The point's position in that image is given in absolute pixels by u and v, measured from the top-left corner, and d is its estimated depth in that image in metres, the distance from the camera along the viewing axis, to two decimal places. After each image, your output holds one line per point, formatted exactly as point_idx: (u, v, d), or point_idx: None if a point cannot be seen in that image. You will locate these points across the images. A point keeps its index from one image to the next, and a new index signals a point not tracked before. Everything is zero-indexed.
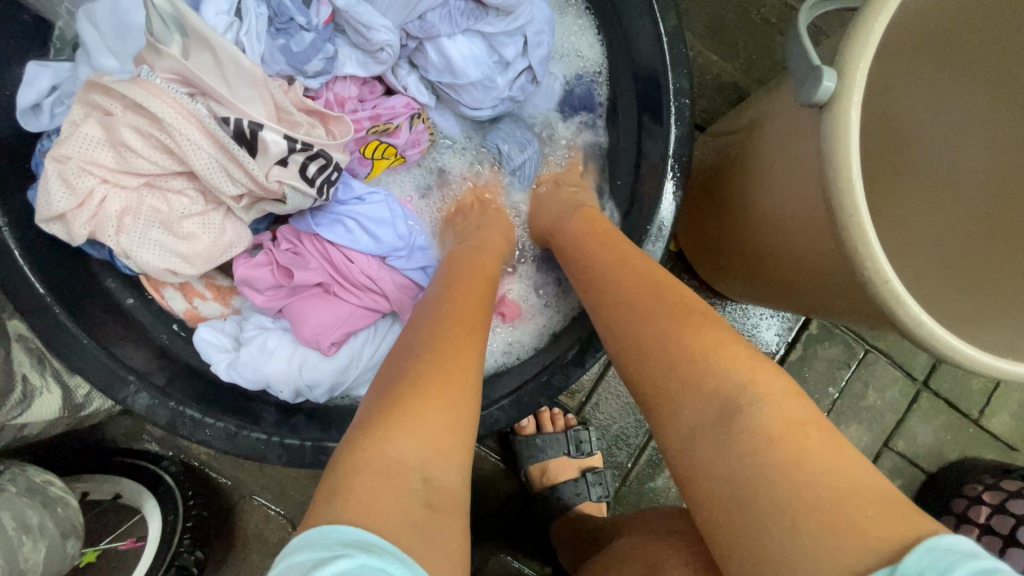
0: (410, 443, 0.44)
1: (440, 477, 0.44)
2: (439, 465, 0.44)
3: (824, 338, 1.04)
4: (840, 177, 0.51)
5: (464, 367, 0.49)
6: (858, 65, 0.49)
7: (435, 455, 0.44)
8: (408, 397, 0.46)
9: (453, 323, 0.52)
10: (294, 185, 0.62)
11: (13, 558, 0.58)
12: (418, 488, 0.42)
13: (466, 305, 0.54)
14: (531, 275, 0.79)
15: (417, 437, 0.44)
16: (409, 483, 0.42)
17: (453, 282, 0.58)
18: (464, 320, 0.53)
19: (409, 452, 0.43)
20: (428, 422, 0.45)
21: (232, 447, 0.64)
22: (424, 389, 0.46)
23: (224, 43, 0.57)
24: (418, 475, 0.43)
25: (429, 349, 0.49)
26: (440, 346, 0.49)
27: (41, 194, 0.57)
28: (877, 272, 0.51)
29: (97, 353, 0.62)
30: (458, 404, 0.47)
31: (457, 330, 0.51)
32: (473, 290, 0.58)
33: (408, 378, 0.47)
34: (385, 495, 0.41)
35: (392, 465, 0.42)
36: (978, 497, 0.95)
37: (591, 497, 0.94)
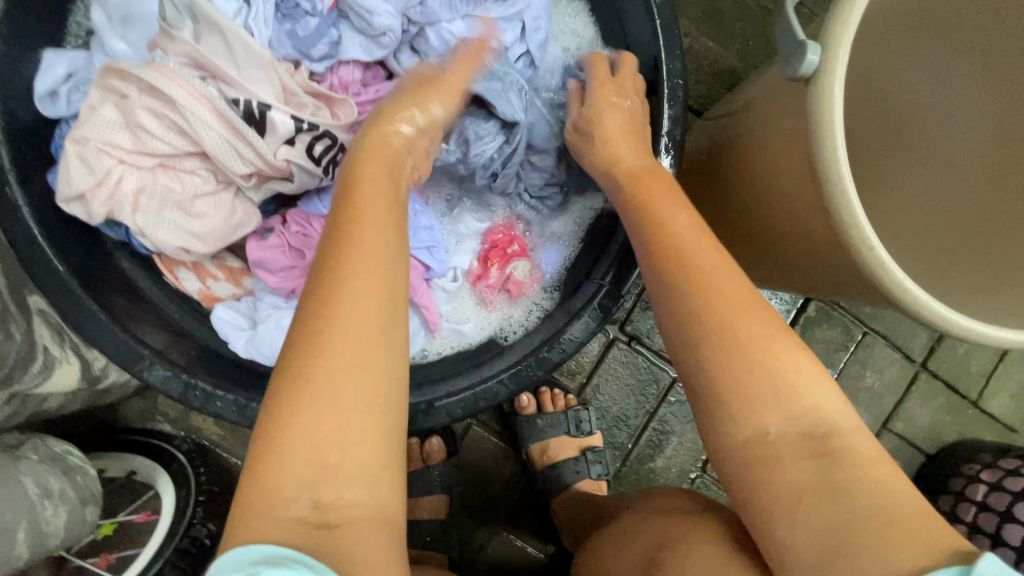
0: (290, 473, 0.44)
1: (333, 497, 0.44)
2: (327, 488, 0.44)
3: (822, 320, 1.06)
4: (826, 150, 0.53)
5: (342, 381, 0.46)
6: (842, 39, 0.51)
7: (323, 479, 0.44)
8: (281, 426, 0.45)
9: (327, 328, 0.47)
10: (302, 164, 0.65)
11: (37, 520, 0.60)
12: (309, 512, 0.44)
13: (336, 300, 0.48)
14: (543, 253, 0.79)
15: (291, 467, 0.44)
16: (296, 509, 0.43)
17: (327, 256, 0.50)
18: (337, 319, 0.47)
19: (290, 483, 0.44)
20: (307, 448, 0.44)
21: (243, 419, 0.67)
22: (296, 417, 0.45)
23: (234, 26, 0.60)
24: (303, 499, 0.44)
25: (295, 368, 0.46)
26: (310, 364, 0.46)
27: (61, 174, 0.60)
28: (863, 241, 0.53)
29: (113, 328, 0.65)
30: (344, 419, 0.45)
31: (329, 338, 0.46)
32: (355, 265, 0.49)
33: (278, 405, 0.45)
34: (264, 524, 0.42)
35: (271, 497, 0.43)
36: (976, 476, 0.96)
37: (591, 475, 0.96)
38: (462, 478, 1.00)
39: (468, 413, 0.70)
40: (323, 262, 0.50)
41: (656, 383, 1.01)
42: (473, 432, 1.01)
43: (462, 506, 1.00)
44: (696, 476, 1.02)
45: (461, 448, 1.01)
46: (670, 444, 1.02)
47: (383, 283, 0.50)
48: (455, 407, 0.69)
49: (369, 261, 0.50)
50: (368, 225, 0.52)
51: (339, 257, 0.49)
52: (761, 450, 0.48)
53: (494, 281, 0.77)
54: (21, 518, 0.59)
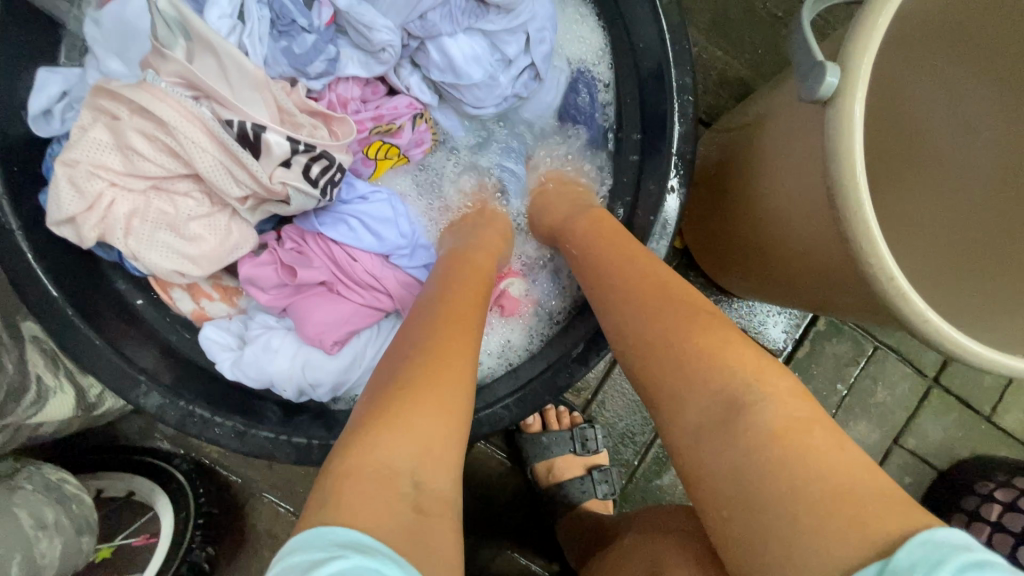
0: (401, 450, 0.43)
1: (430, 485, 0.43)
2: (429, 473, 0.44)
3: (832, 334, 1.03)
4: (844, 175, 0.51)
5: (454, 376, 0.48)
6: (862, 60, 0.49)
7: (428, 460, 0.44)
8: (401, 405, 0.45)
9: (450, 335, 0.52)
10: (298, 186, 0.63)
11: (32, 554, 0.59)
12: (410, 493, 0.42)
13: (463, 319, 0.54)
14: (533, 273, 0.78)
15: (404, 444, 0.43)
16: (401, 486, 0.42)
17: (453, 287, 0.59)
18: (456, 331, 0.52)
19: (401, 459, 0.43)
20: (418, 429, 0.44)
21: (240, 446, 0.65)
22: (415, 399, 0.46)
23: (226, 46, 0.58)
24: (407, 479, 0.42)
25: (421, 359, 0.49)
26: (433, 357, 0.49)
27: (52, 199, 0.58)
28: (882, 270, 0.51)
29: (108, 354, 0.63)
30: (450, 408, 0.47)
31: (450, 342, 0.51)
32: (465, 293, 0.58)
33: (399, 386, 0.47)
34: (375, 499, 0.40)
35: (383, 470, 0.42)
36: (990, 495, 0.93)
37: (598, 494, 0.94)
38: (465, 496, 0.98)
39: (470, 439, 0.68)
40: (448, 291, 0.58)
41: None
42: (477, 450, 0.99)
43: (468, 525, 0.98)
44: None
45: (466, 465, 0.99)
46: None
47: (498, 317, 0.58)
48: None
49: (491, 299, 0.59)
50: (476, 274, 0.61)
51: (465, 290, 0.58)
52: None
53: None
54: (14, 552, 0.57)
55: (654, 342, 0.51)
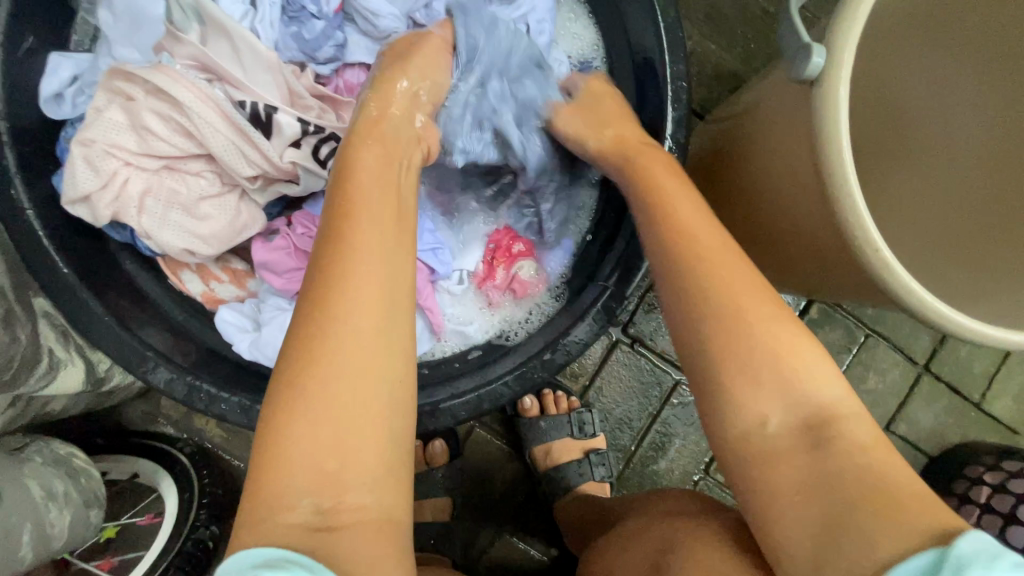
0: (291, 479, 0.44)
1: (335, 502, 0.44)
2: (327, 494, 0.44)
3: (824, 322, 1.06)
4: (829, 150, 0.53)
5: (327, 385, 0.46)
6: (845, 42, 0.52)
7: (325, 483, 0.44)
8: (278, 436, 0.45)
9: (322, 331, 0.47)
10: (307, 166, 0.65)
11: (41, 523, 0.61)
12: (310, 516, 0.44)
13: (337, 300, 0.48)
14: (549, 249, 0.79)
15: (289, 476, 0.44)
16: (298, 514, 0.44)
17: (326, 257, 0.50)
18: (326, 327, 0.47)
19: (291, 491, 0.44)
20: (304, 454, 0.44)
21: (247, 421, 0.67)
22: (289, 426, 0.45)
23: (240, 30, 0.61)
24: (305, 505, 0.44)
25: (294, 376, 0.46)
26: (305, 371, 0.46)
27: (67, 177, 0.60)
28: (868, 242, 0.53)
29: (119, 330, 0.65)
30: (334, 420, 0.45)
31: (331, 341, 0.47)
32: (346, 255, 0.50)
33: (275, 416, 0.46)
34: (269, 528, 0.43)
35: (275, 506, 0.44)
36: (979, 478, 0.96)
37: (595, 477, 0.96)
38: (464, 481, 1.00)
39: (473, 416, 0.70)
40: (322, 266, 0.50)
41: (659, 385, 1.01)
42: (477, 435, 1.01)
43: (467, 508, 1.00)
44: (699, 478, 1.02)
45: (465, 450, 1.00)
46: (673, 446, 1.02)
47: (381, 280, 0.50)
48: (459, 410, 0.69)
49: (374, 258, 0.50)
50: (363, 220, 0.52)
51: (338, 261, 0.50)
52: (768, 453, 0.48)
53: (499, 281, 0.77)
54: (25, 520, 0.59)
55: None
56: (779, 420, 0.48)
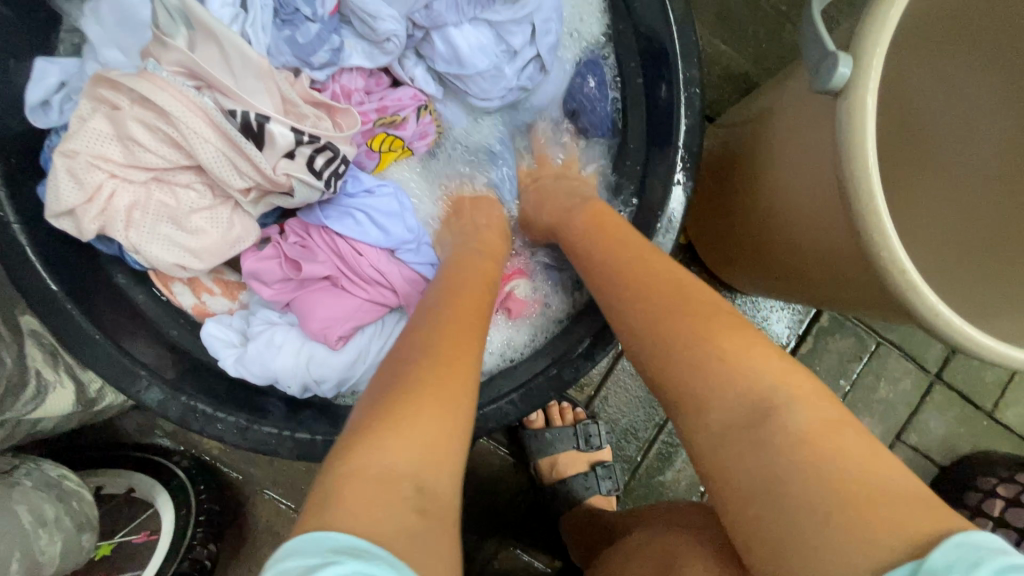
0: (405, 450, 0.43)
1: (433, 488, 0.43)
2: (432, 476, 0.43)
3: (835, 331, 1.03)
4: (856, 165, 0.50)
5: (454, 373, 0.48)
6: (874, 51, 0.48)
7: (430, 463, 0.43)
8: (403, 405, 0.45)
9: (453, 336, 0.52)
10: (301, 178, 0.62)
11: (31, 550, 0.58)
12: (412, 496, 0.41)
13: (474, 319, 0.55)
14: (542, 274, 0.79)
15: (405, 448, 0.43)
16: (402, 491, 0.41)
17: (446, 293, 0.58)
18: (462, 333, 0.52)
19: (404, 461, 0.42)
20: (423, 429, 0.44)
21: (243, 442, 0.64)
22: (417, 400, 0.45)
23: (229, 33, 0.57)
24: (410, 483, 0.42)
25: (430, 360, 0.49)
26: (442, 360, 0.49)
27: (50, 190, 0.57)
28: (894, 262, 0.50)
29: (110, 349, 0.62)
30: (451, 407, 0.46)
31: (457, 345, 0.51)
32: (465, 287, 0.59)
33: (405, 388, 0.46)
34: (376, 501, 0.40)
35: (383, 474, 0.41)
36: (993, 491, 0.94)
37: (600, 490, 0.94)
38: (467, 493, 0.98)
39: (478, 435, 0.67)
40: (452, 294, 0.58)
41: None
42: (479, 446, 0.99)
43: (471, 521, 0.98)
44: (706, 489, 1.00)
45: (469, 462, 0.98)
46: (680, 457, 0.99)
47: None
48: None
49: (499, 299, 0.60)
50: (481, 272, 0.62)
51: (475, 294, 0.58)
52: None
53: (493, 300, 0.76)
54: (13, 549, 0.57)
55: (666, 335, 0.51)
56: None
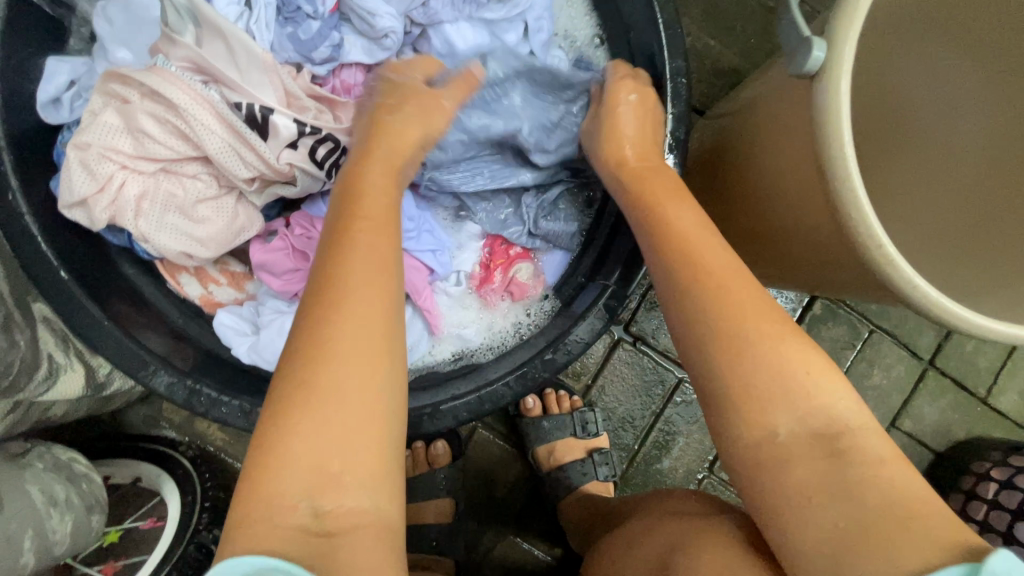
0: (290, 479, 0.43)
1: (333, 505, 0.43)
2: (327, 493, 0.43)
3: (828, 318, 1.05)
4: (833, 147, 0.52)
5: (330, 375, 0.45)
6: (848, 36, 0.51)
7: (322, 485, 0.43)
8: (276, 433, 0.44)
9: (329, 329, 0.47)
10: (304, 168, 0.65)
11: (44, 530, 0.61)
12: (308, 521, 0.42)
13: (340, 300, 0.48)
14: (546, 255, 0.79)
15: (287, 477, 0.43)
16: (297, 517, 0.42)
17: (325, 260, 0.50)
18: (336, 324, 0.47)
19: (290, 489, 0.43)
20: (294, 452, 0.43)
21: (248, 425, 0.66)
22: (290, 426, 0.44)
23: (236, 31, 0.60)
24: (303, 508, 0.43)
25: (303, 373, 0.45)
26: (308, 371, 0.45)
27: (64, 181, 0.60)
28: (871, 238, 0.52)
29: (119, 335, 0.64)
30: (340, 415, 0.45)
31: (329, 341, 0.46)
32: (349, 253, 0.50)
33: (277, 414, 0.45)
34: (267, 534, 0.41)
35: (272, 510, 0.42)
36: (987, 474, 0.95)
37: (598, 477, 0.95)
38: (466, 483, 1.00)
39: (475, 417, 0.69)
40: (312, 283, 0.49)
41: (662, 383, 1.00)
42: (478, 436, 1.00)
43: (469, 512, 0.99)
44: (703, 477, 1.01)
45: (466, 453, 1.00)
46: (676, 445, 1.01)
47: (387, 284, 0.50)
48: (461, 410, 0.68)
49: (367, 266, 0.50)
50: (365, 238, 0.52)
51: (338, 264, 0.49)
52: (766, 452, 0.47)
53: (496, 285, 0.77)
54: (28, 527, 0.59)
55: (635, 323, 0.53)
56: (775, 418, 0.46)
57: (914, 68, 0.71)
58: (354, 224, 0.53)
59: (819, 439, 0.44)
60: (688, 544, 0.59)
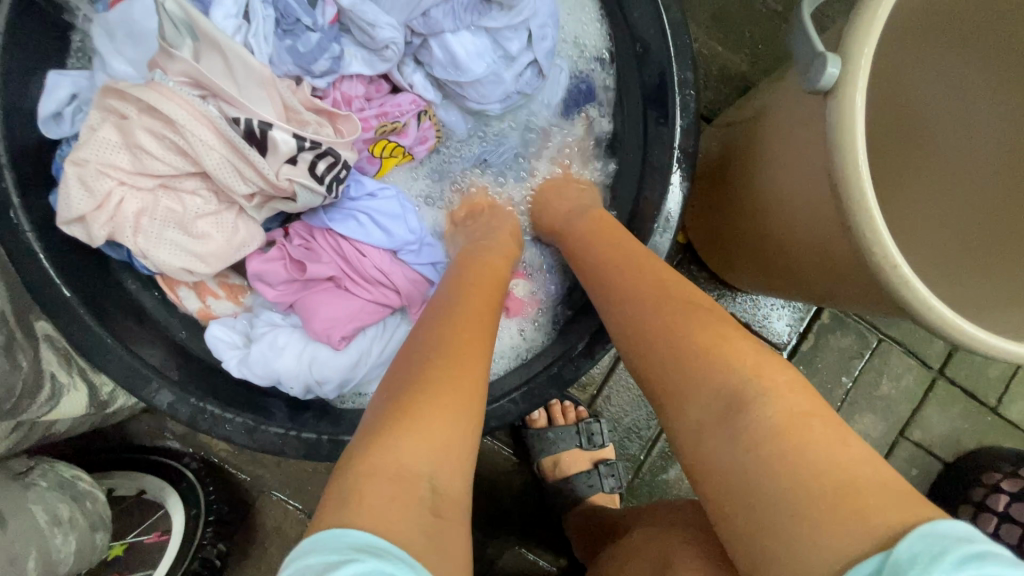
0: (424, 448, 0.45)
1: (445, 486, 0.45)
2: (446, 473, 0.45)
3: (837, 327, 1.03)
4: (847, 166, 0.51)
5: (468, 369, 0.50)
6: (864, 50, 0.49)
7: (444, 463, 0.45)
8: (416, 403, 0.46)
9: (468, 331, 0.53)
10: (304, 184, 0.63)
11: (47, 549, 0.60)
12: (426, 497, 0.43)
13: (476, 315, 0.55)
14: (538, 275, 0.80)
15: (422, 446, 0.45)
16: (419, 491, 0.43)
17: (464, 285, 0.59)
18: (476, 331, 0.53)
19: (421, 459, 0.44)
20: (433, 425, 0.45)
21: (251, 442, 0.65)
22: (432, 399, 0.46)
23: (234, 45, 0.59)
24: (426, 483, 0.44)
25: (445, 359, 0.49)
26: (453, 358, 0.50)
27: (60, 199, 0.59)
28: (886, 257, 0.50)
29: (122, 353, 0.64)
30: (468, 404, 0.48)
31: (470, 340, 0.52)
32: (483, 288, 0.59)
33: (422, 386, 0.47)
34: (397, 501, 0.41)
35: (402, 473, 0.43)
36: (997, 486, 0.94)
37: (604, 488, 0.94)
38: (471, 493, 0.99)
39: (479, 434, 0.68)
40: (451, 304, 0.56)
41: None
42: (482, 446, 0.99)
43: (473, 522, 0.98)
44: None
45: None
46: None
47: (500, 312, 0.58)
48: None
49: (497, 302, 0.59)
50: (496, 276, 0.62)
51: (477, 291, 0.58)
52: None
53: None
54: (31, 548, 0.58)
55: (647, 348, 0.53)
56: None
57: (929, 77, 0.69)
58: (490, 268, 0.63)
59: None
60: (684, 559, 0.58)
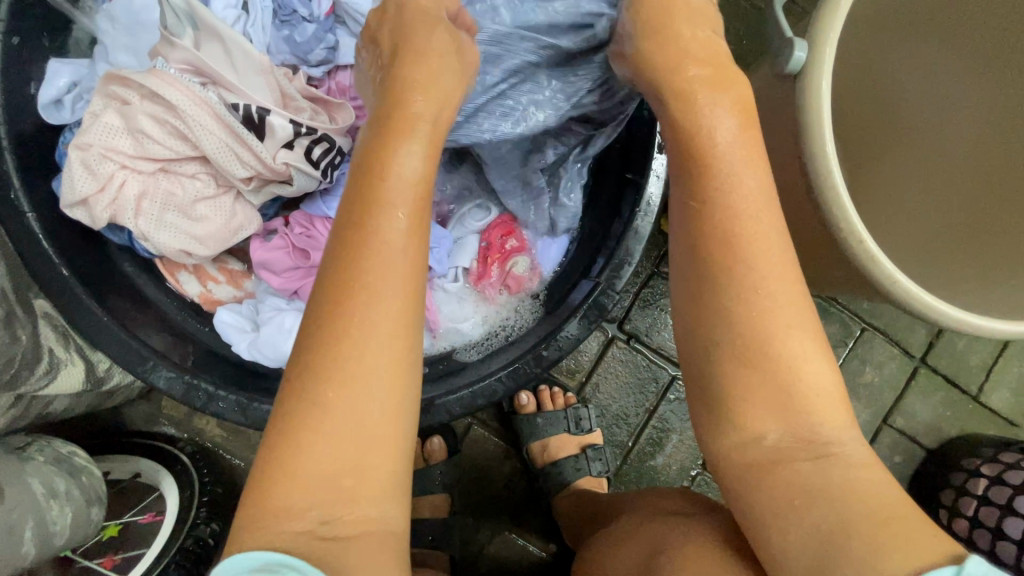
0: (305, 483, 0.43)
1: (345, 512, 0.44)
2: (340, 503, 0.44)
3: (821, 316, 1.06)
4: (816, 147, 0.53)
5: (350, 380, 0.44)
6: (828, 37, 0.52)
7: (336, 492, 0.44)
8: (292, 433, 0.44)
9: (346, 329, 0.44)
10: (301, 167, 0.66)
11: (44, 521, 0.62)
12: (322, 523, 0.43)
13: (355, 301, 0.44)
14: (544, 245, 0.80)
15: (302, 482, 0.43)
16: (311, 520, 0.43)
17: (340, 256, 0.46)
18: (361, 321, 0.44)
19: (302, 496, 0.43)
20: (320, 452, 0.43)
21: (245, 419, 0.67)
22: (306, 428, 0.44)
23: (234, 34, 0.62)
24: (316, 513, 0.43)
25: (322, 374, 0.44)
26: (327, 370, 0.44)
27: (65, 181, 0.61)
28: (853, 233, 0.53)
29: (119, 332, 0.66)
30: (354, 425, 0.44)
31: (347, 346, 0.44)
32: (364, 249, 0.45)
33: (293, 415, 0.44)
34: (281, 536, 0.42)
35: (286, 511, 0.43)
36: (977, 470, 0.96)
37: (591, 472, 0.96)
38: (461, 478, 1.01)
39: (468, 412, 0.70)
40: (335, 281, 0.45)
41: (656, 381, 1.02)
42: (474, 432, 1.02)
43: (463, 504, 1.00)
44: (696, 474, 1.02)
45: (462, 448, 1.01)
46: (670, 441, 1.02)
47: (400, 283, 0.46)
48: (454, 406, 0.69)
49: (393, 267, 0.45)
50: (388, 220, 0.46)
51: (354, 259, 0.45)
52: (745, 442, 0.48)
53: (494, 279, 0.79)
54: (29, 519, 0.60)
55: None
56: (736, 408, 0.49)
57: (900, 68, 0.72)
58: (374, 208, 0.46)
59: (798, 434, 0.47)
60: (674, 543, 0.60)
